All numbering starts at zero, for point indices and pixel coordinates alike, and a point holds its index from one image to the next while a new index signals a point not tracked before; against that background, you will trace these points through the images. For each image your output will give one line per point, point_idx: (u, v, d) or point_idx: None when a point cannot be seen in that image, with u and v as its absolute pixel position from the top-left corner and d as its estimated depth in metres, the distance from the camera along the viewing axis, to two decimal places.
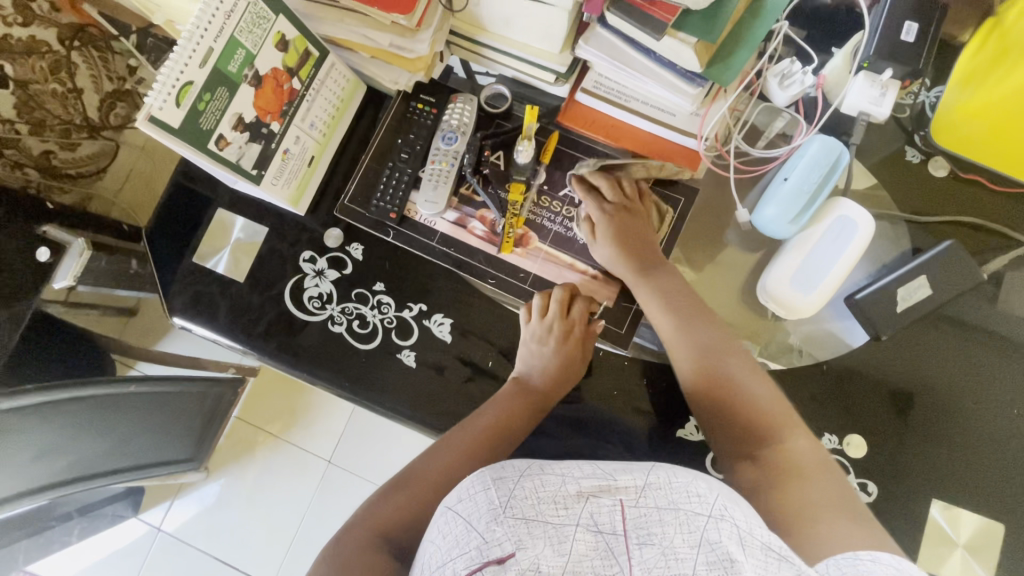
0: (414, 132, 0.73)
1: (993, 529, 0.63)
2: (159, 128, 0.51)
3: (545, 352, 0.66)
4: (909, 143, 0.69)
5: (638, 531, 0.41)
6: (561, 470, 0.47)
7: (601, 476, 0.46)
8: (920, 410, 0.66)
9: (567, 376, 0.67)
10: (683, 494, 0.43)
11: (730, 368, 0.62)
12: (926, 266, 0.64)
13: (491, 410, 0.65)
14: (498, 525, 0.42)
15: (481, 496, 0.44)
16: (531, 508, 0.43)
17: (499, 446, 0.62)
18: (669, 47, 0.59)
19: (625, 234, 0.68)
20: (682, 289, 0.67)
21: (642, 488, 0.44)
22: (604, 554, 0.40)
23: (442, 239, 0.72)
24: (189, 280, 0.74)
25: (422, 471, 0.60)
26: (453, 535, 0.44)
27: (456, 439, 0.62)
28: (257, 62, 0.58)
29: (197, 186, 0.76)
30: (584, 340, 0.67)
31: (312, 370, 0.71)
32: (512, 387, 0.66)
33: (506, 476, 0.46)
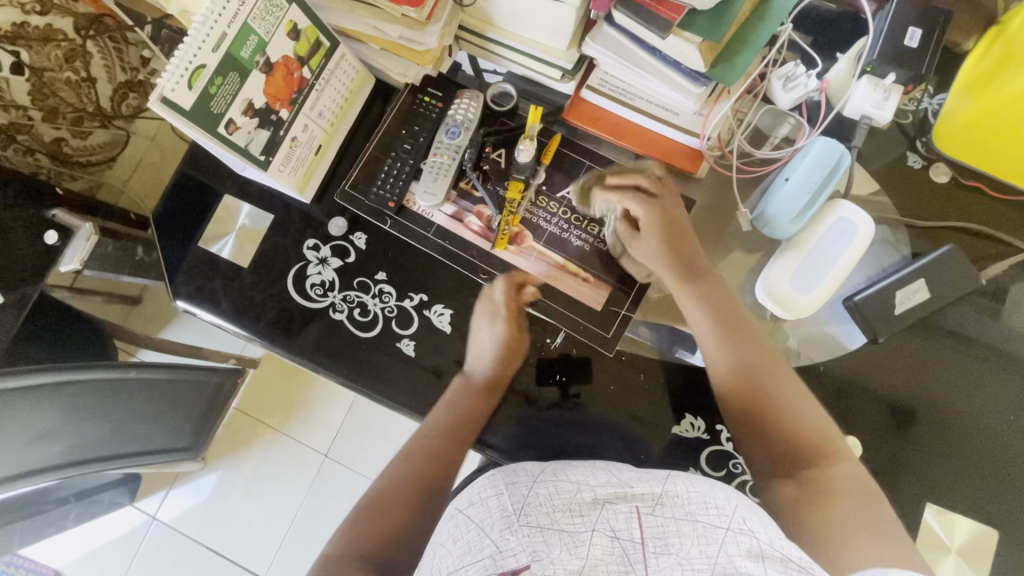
0: (420, 124, 0.74)
1: (988, 534, 0.63)
2: (171, 109, 0.52)
3: (483, 335, 0.68)
4: (911, 148, 0.70)
5: (654, 538, 0.43)
6: (575, 478, 0.51)
7: (618, 486, 0.49)
8: (919, 425, 0.66)
9: (510, 361, 0.67)
10: (701, 504, 0.46)
11: (773, 382, 0.61)
12: (924, 270, 0.65)
13: (442, 410, 0.66)
14: (512, 534, 0.44)
15: (493, 501, 0.49)
16: (546, 516, 0.46)
17: (458, 441, 0.64)
18: (674, 46, 0.59)
19: (669, 237, 0.67)
20: (727, 299, 0.65)
21: (658, 497, 0.47)
22: (619, 560, 0.42)
23: (438, 231, 0.72)
24: (194, 264, 0.75)
25: (388, 487, 0.60)
26: (465, 540, 0.46)
27: (421, 449, 0.64)
28: (269, 49, 0.59)
29: (204, 171, 0.77)
30: (521, 318, 0.69)
31: (312, 356, 0.71)
32: (457, 384, 0.68)
33: (518, 482, 0.51)
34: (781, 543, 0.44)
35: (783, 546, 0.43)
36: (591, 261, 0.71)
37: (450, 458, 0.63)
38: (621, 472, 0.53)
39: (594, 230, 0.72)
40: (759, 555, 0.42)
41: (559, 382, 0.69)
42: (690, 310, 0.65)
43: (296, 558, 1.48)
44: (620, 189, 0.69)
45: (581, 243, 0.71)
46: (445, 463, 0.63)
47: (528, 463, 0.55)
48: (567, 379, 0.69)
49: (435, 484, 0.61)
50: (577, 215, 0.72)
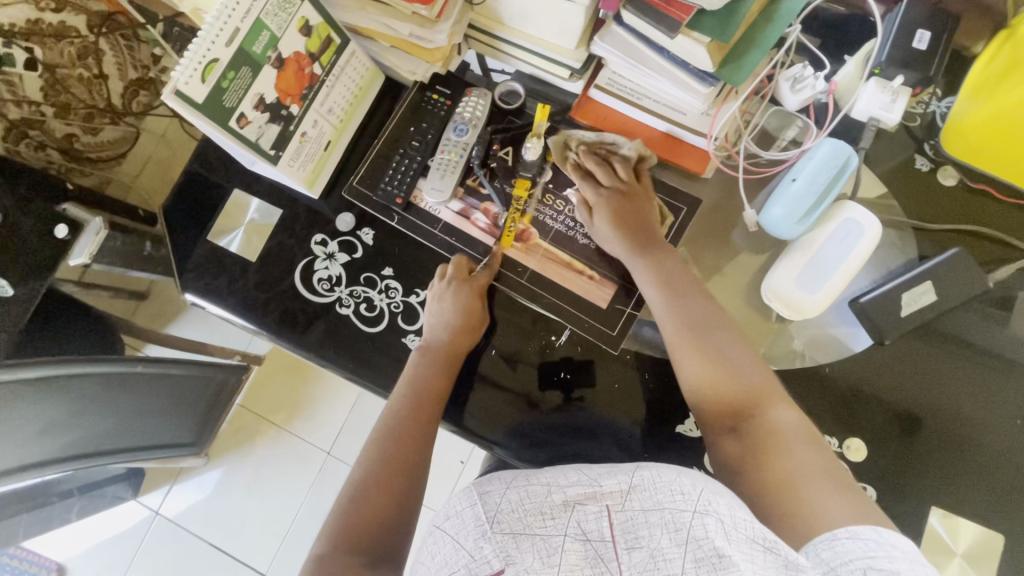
0: (428, 121, 0.74)
1: (993, 539, 0.63)
2: (184, 102, 0.53)
3: (434, 307, 0.68)
4: (919, 151, 0.70)
5: (626, 533, 0.44)
6: (548, 480, 0.52)
7: (587, 484, 0.50)
8: (927, 434, 0.65)
9: (467, 329, 0.67)
10: (667, 492, 0.46)
11: (717, 342, 0.60)
12: (932, 271, 0.64)
13: (404, 388, 0.65)
14: (485, 543, 0.46)
15: (468, 512, 0.50)
16: (518, 523, 0.47)
17: (425, 419, 0.63)
18: (683, 46, 0.60)
19: (623, 216, 0.67)
20: (673, 264, 0.65)
21: (627, 491, 0.47)
22: (594, 560, 0.43)
23: (445, 228, 0.73)
24: (203, 257, 0.76)
25: (362, 478, 0.60)
26: (439, 552, 0.47)
27: (389, 430, 0.62)
28: (281, 45, 0.60)
29: (215, 166, 0.78)
30: (483, 301, 0.69)
31: (318, 350, 0.72)
32: (419, 356, 0.67)
33: (491, 490, 0.52)
34: (748, 522, 0.45)
35: (750, 525, 0.44)
36: (599, 258, 0.71)
37: (420, 438, 0.62)
38: (593, 470, 0.53)
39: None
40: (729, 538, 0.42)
41: (563, 380, 0.69)
42: (639, 278, 0.66)
43: (297, 555, 1.48)
44: (582, 176, 0.70)
45: (587, 241, 0.72)
46: (416, 444, 0.62)
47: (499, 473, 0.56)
48: (571, 376, 0.69)
49: (409, 469, 0.60)
50: None
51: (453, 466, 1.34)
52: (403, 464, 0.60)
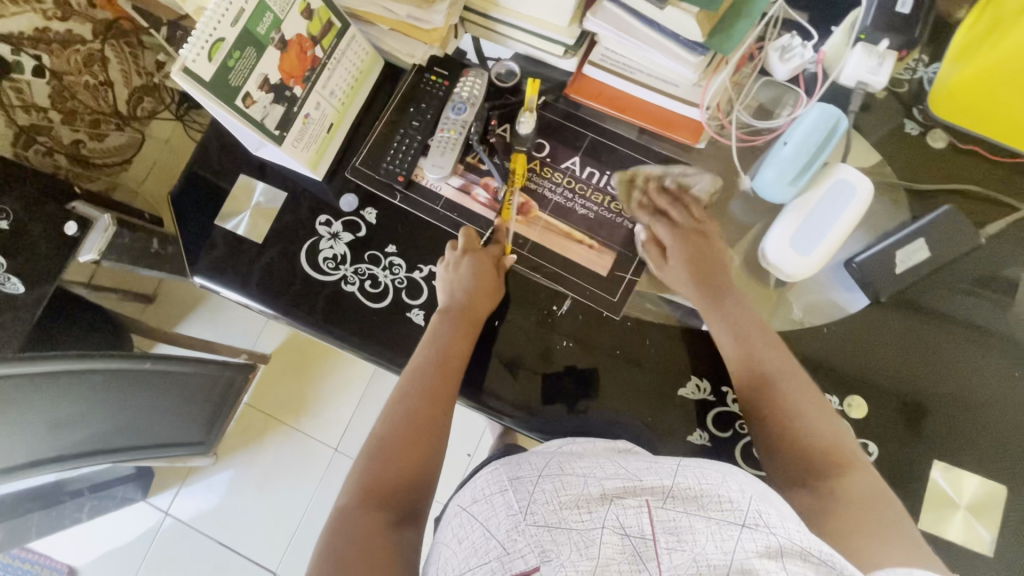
0: (426, 102, 0.76)
1: (997, 492, 0.63)
2: (191, 79, 0.55)
3: (448, 275, 0.70)
4: (908, 116, 0.71)
5: (664, 532, 0.46)
6: (584, 473, 0.54)
7: (625, 480, 0.52)
8: (933, 423, 0.65)
9: (484, 296, 0.68)
10: (715, 501, 0.49)
11: (795, 398, 0.61)
12: (924, 228, 0.66)
13: (428, 349, 0.67)
14: (519, 536, 0.47)
15: (498, 498, 0.53)
16: (553, 514, 0.48)
17: (450, 377, 0.65)
18: (671, 17, 0.62)
19: (698, 260, 0.69)
20: (750, 317, 0.66)
21: (668, 493, 0.50)
22: (631, 556, 0.44)
23: (446, 204, 0.74)
24: (210, 241, 0.77)
25: (389, 433, 0.62)
26: (469, 538, 0.50)
27: (411, 399, 0.64)
28: (284, 27, 0.62)
29: (221, 153, 0.80)
30: (500, 278, 0.70)
31: (324, 328, 0.73)
32: (440, 320, 0.68)
33: (525, 480, 0.54)
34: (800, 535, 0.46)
35: (801, 539, 0.45)
36: (598, 227, 0.72)
37: (446, 397, 0.64)
38: (631, 463, 0.56)
39: (600, 199, 0.73)
40: (775, 551, 0.44)
41: (565, 349, 0.70)
42: (715, 327, 0.66)
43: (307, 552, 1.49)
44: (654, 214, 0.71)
45: (585, 211, 0.73)
46: (443, 402, 0.64)
47: (532, 458, 0.59)
48: (574, 343, 0.70)
49: (433, 425, 0.63)
50: (581, 185, 0.74)
51: (461, 458, 1.35)
52: (430, 420, 0.63)
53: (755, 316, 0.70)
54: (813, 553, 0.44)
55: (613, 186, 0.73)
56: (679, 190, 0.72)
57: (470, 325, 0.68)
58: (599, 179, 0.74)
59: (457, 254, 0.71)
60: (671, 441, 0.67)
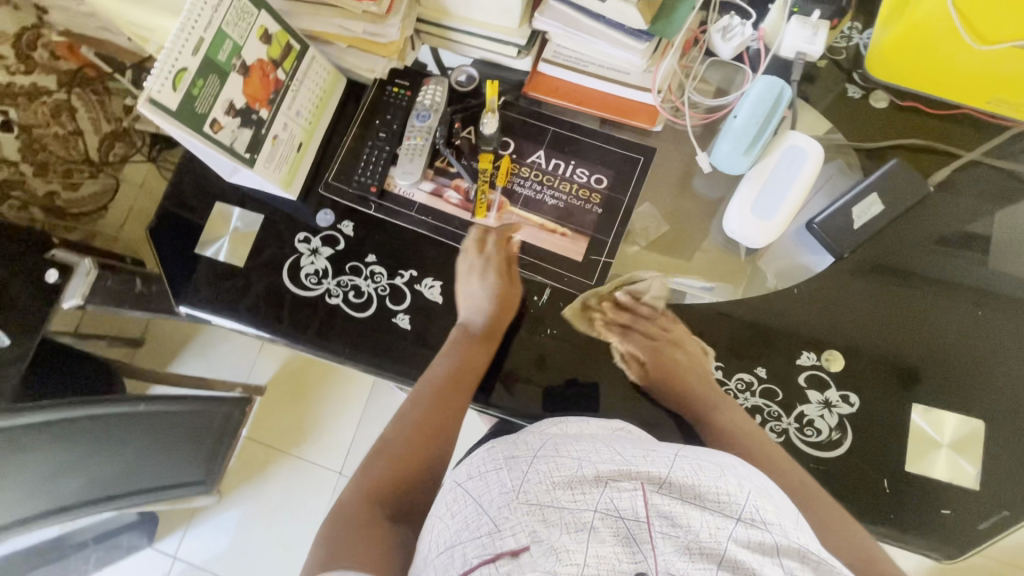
0: (391, 113, 0.79)
1: (976, 427, 0.65)
2: (158, 110, 0.57)
3: (471, 281, 0.70)
4: (850, 80, 0.75)
5: (659, 518, 0.46)
6: (578, 454, 0.52)
7: (619, 462, 0.51)
8: (927, 384, 0.67)
9: (504, 306, 0.70)
10: (712, 491, 0.48)
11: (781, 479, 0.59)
12: (875, 184, 0.69)
13: (445, 358, 0.68)
14: (514, 518, 0.46)
15: (493, 476, 0.52)
16: (545, 493, 0.48)
17: (465, 384, 0.67)
18: (614, 8, 0.65)
19: (672, 372, 0.67)
20: (738, 416, 0.65)
21: (664, 480, 0.49)
22: (626, 539, 0.45)
23: (420, 209, 0.76)
24: (192, 271, 0.78)
25: (399, 433, 0.64)
26: (462, 514, 0.50)
27: (425, 398, 0.66)
28: (244, 53, 0.64)
29: (194, 185, 0.81)
30: (514, 269, 0.72)
31: (313, 342, 0.74)
32: (458, 333, 0.70)
33: (521, 459, 0.52)
34: (794, 534, 0.48)
35: (795, 537, 0.47)
36: (569, 216, 0.74)
37: (459, 402, 0.66)
38: (625, 447, 0.54)
39: (568, 188, 0.75)
40: (766, 547, 0.46)
41: (550, 337, 0.71)
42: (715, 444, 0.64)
43: None
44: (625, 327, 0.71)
45: (554, 201, 0.75)
46: (456, 408, 0.65)
47: (528, 436, 0.57)
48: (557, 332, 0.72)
49: (444, 430, 0.64)
50: (549, 176, 0.76)
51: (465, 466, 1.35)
52: (442, 425, 0.64)
53: (727, 286, 0.72)
54: (810, 552, 0.46)
55: (578, 175, 0.76)
56: (633, 302, 0.72)
57: (490, 337, 0.69)
58: (566, 169, 0.76)
59: (483, 256, 0.71)
60: (661, 415, 0.69)
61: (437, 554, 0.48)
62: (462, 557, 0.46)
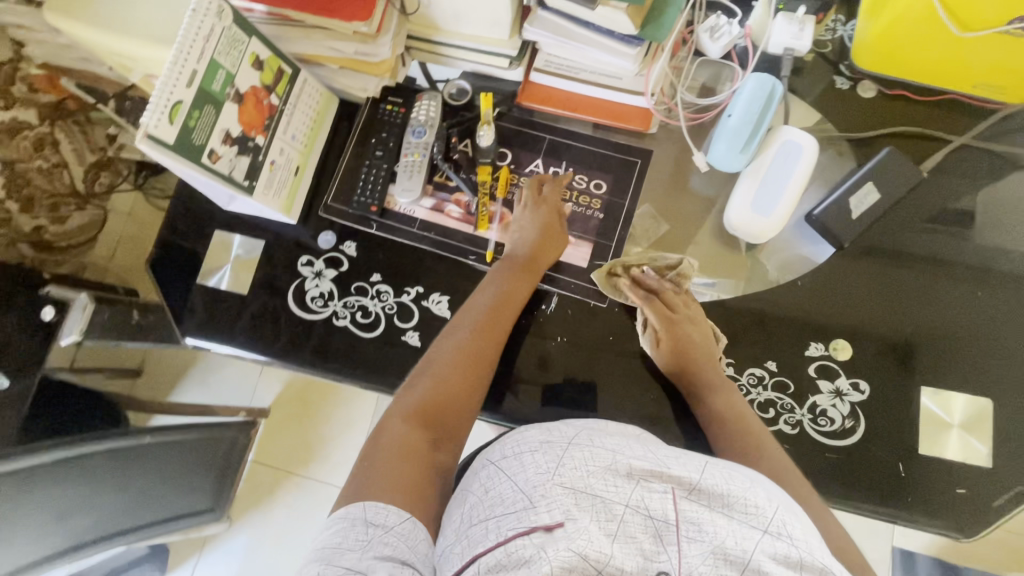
0: (386, 131, 0.79)
1: (984, 406, 0.66)
2: (157, 145, 0.56)
3: (521, 221, 0.72)
4: (837, 72, 0.76)
5: (687, 522, 0.46)
6: (612, 446, 0.52)
7: (653, 462, 0.50)
8: (923, 359, 0.68)
9: (550, 243, 0.71)
10: (740, 501, 0.48)
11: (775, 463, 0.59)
12: (871, 173, 0.70)
13: (490, 289, 0.69)
14: (550, 499, 0.46)
15: (528, 456, 0.52)
16: (580, 479, 0.48)
17: (508, 314, 0.68)
18: (604, 15, 0.65)
19: (686, 344, 0.67)
20: (735, 401, 0.65)
21: (694, 484, 0.49)
22: (652, 538, 0.45)
23: (422, 225, 0.76)
24: (196, 302, 0.78)
25: (439, 360, 0.64)
26: (497, 489, 0.50)
27: (469, 324, 0.67)
28: (237, 81, 0.64)
29: (192, 215, 0.81)
30: (562, 219, 0.73)
31: (324, 366, 0.74)
32: (503, 263, 0.71)
33: (558, 442, 0.52)
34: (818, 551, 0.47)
35: (820, 556, 0.46)
36: (571, 222, 0.75)
37: (501, 332, 0.67)
38: (659, 447, 0.53)
39: (568, 195, 0.76)
40: (792, 563, 0.45)
41: (561, 344, 0.72)
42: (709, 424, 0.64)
43: None
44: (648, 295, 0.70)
45: None
46: (497, 340, 0.67)
47: (564, 425, 0.56)
48: (568, 339, 0.72)
49: (484, 361, 0.65)
50: None
51: None
52: (482, 355, 0.65)
53: (731, 282, 0.73)
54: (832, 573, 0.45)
55: (577, 181, 0.76)
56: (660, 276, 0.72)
57: (531, 275, 0.70)
58: (564, 176, 0.77)
59: (533, 200, 0.73)
60: (676, 414, 0.69)
61: (468, 525, 0.48)
62: (495, 528, 0.46)
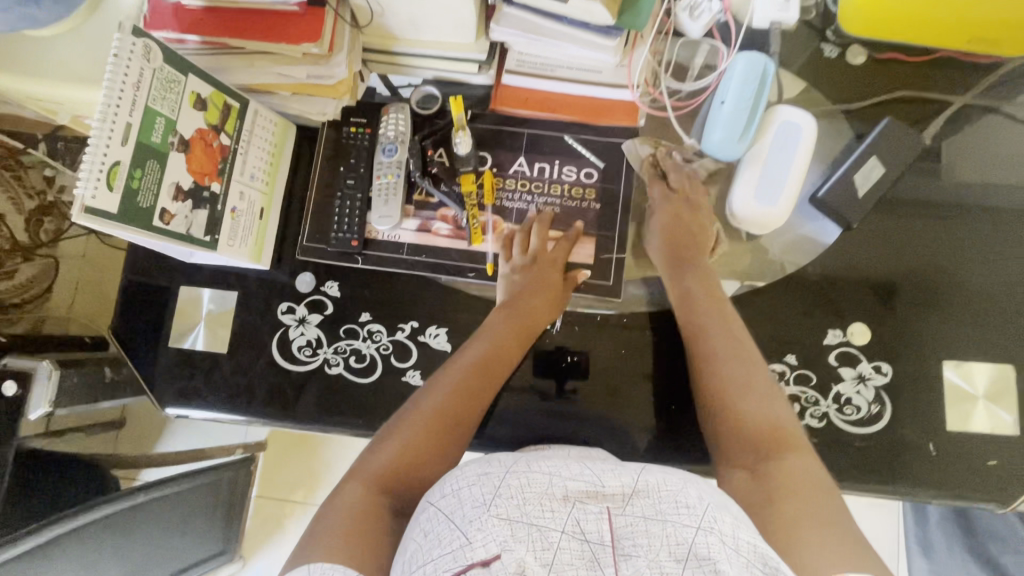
0: (354, 156, 0.72)
1: (1006, 372, 0.65)
2: (97, 217, 0.50)
3: (518, 279, 0.68)
4: (824, 40, 0.72)
5: (625, 537, 0.40)
6: (547, 468, 0.46)
7: (587, 481, 0.44)
8: (905, 296, 0.67)
9: (549, 303, 0.67)
10: (671, 504, 0.42)
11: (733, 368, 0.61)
12: (873, 146, 0.67)
13: (478, 344, 0.65)
14: (480, 530, 0.40)
15: (465, 491, 0.44)
16: (516, 508, 0.41)
17: (494, 378, 0.64)
18: (579, 7, 0.59)
19: (678, 229, 0.68)
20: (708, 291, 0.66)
21: (629, 494, 0.43)
22: (589, 565, 0.38)
23: (411, 249, 0.71)
24: (171, 368, 0.72)
25: (412, 420, 0.59)
26: (436, 533, 0.42)
27: (449, 381, 0.62)
28: (180, 127, 0.57)
29: (151, 273, 0.74)
30: (567, 286, 0.68)
31: (323, 419, 0.69)
32: (500, 314, 0.66)
33: (492, 472, 0.45)
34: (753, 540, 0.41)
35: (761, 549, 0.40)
36: (569, 219, 0.71)
37: (481, 399, 0.62)
38: (595, 463, 0.48)
39: (559, 190, 0.71)
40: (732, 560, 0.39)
41: (572, 364, 0.68)
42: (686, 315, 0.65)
43: None
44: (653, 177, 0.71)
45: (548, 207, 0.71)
46: (475, 410, 0.62)
47: (500, 456, 0.49)
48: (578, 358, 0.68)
49: (461, 425, 0.61)
50: (537, 183, 0.71)
51: None
52: (458, 423, 0.60)
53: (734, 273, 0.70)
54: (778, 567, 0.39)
55: (567, 175, 0.71)
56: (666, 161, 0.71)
57: (521, 330, 0.66)
58: (552, 170, 0.72)
59: (534, 254, 0.68)
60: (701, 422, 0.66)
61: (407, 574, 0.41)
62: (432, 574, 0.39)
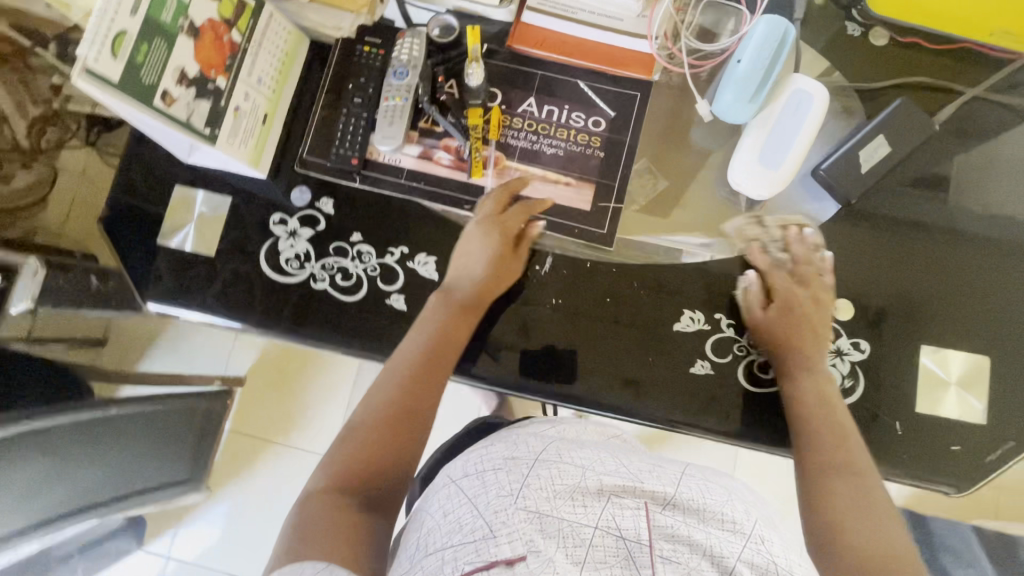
0: (365, 75, 0.71)
1: (981, 363, 0.66)
2: (98, 82, 0.49)
3: (473, 252, 0.66)
4: (849, 17, 0.72)
5: (663, 539, 0.44)
6: (580, 462, 0.50)
7: (624, 478, 0.49)
8: (892, 321, 0.67)
9: (500, 273, 0.66)
10: (714, 517, 0.48)
11: (848, 475, 0.55)
12: (882, 126, 0.67)
13: (425, 328, 0.64)
14: (506, 516, 0.44)
15: (490, 475, 0.49)
16: (545, 502, 0.45)
17: (444, 356, 0.62)
18: None
19: (794, 333, 0.64)
20: (817, 394, 0.61)
21: (666, 495, 0.48)
22: (622, 560, 0.42)
23: (410, 175, 0.70)
24: (158, 266, 0.71)
25: (366, 415, 0.58)
26: (457, 514, 0.46)
27: (396, 368, 0.61)
28: (191, 12, 0.56)
29: (147, 170, 0.73)
30: (521, 246, 0.68)
31: (304, 331, 0.69)
32: (440, 300, 0.66)
33: (521, 462, 0.49)
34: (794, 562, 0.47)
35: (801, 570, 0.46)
36: (571, 164, 0.70)
37: (432, 376, 0.61)
38: (631, 461, 0.53)
39: (565, 134, 0.71)
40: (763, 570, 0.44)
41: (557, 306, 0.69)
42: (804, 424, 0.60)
43: None
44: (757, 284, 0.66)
45: (553, 150, 0.71)
46: (427, 385, 0.60)
47: (531, 439, 0.54)
48: (562, 300, 0.69)
49: (416, 405, 0.59)
50: (543, 125, 0.71)
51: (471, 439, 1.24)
52: (411, 405, 0.59)
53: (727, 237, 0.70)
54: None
55: (576, 120, 0.71)
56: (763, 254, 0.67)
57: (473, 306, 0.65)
58: (559, 115, 0.71)
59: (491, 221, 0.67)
60: (671, 375, 0.67)
61: (423, 555, 0.45)
62: (453, 560, 0.42)
